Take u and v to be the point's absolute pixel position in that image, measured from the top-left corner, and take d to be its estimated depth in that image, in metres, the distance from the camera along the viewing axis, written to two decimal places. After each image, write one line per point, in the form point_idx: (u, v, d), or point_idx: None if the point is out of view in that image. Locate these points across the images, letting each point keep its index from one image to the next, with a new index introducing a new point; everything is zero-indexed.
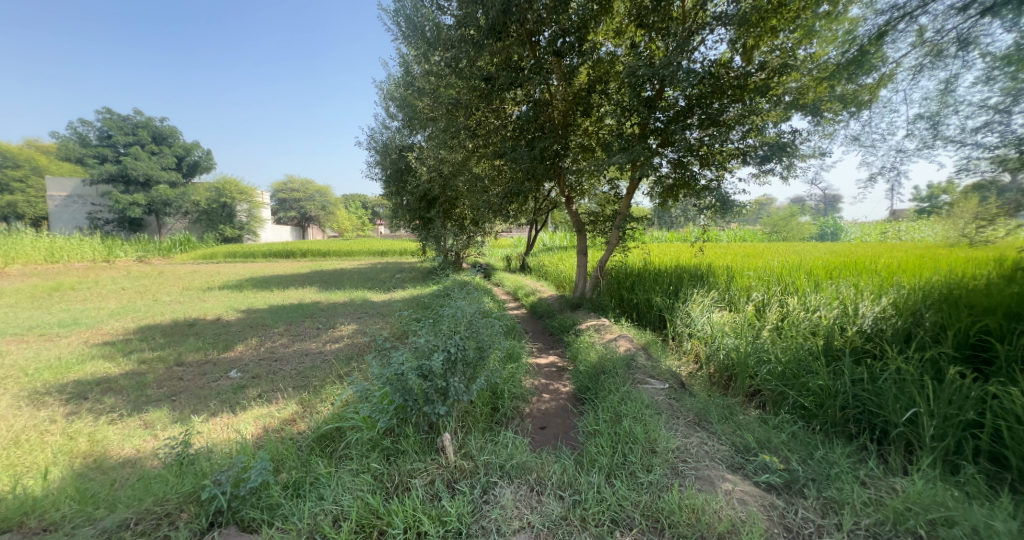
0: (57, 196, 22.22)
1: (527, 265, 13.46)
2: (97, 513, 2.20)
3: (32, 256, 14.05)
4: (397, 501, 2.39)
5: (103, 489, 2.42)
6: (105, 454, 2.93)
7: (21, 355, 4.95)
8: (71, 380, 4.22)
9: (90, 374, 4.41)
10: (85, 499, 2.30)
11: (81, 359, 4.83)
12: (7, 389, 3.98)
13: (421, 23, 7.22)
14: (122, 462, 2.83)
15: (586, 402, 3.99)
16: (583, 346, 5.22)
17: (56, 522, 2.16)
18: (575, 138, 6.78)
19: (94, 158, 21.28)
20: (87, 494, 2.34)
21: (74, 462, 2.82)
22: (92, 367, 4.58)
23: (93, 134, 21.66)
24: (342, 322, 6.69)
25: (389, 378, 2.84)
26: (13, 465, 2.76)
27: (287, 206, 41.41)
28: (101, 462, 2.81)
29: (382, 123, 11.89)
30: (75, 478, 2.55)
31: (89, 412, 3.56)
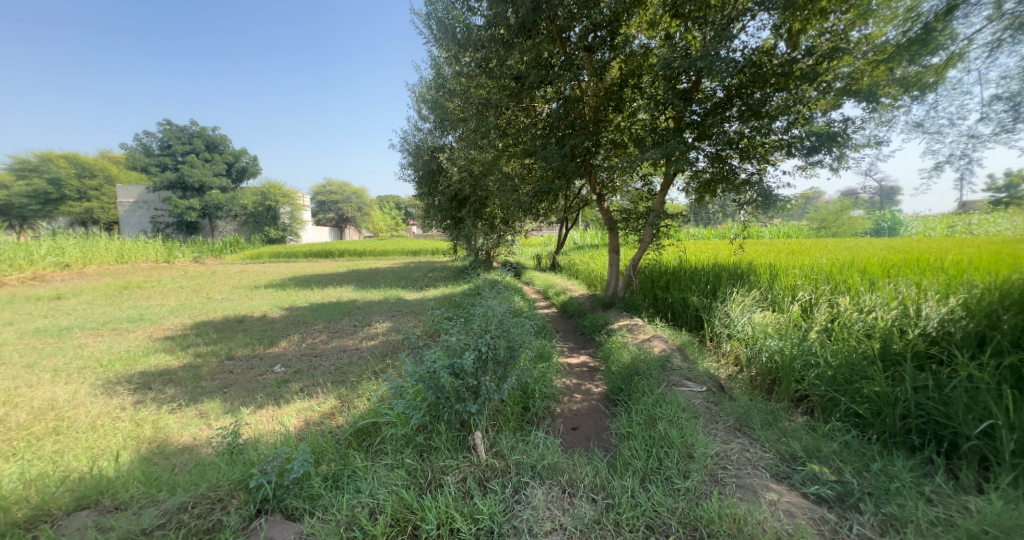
0: (126, 203, 24.51)
1: (557, 263, 13.38)
2: (159, 495, 2.33)
3: (108, 256, 15.23)
4: (430, 497, 2.41)
5: (165, 473, 2.57)
6: (166, 440, 3.12)
7: (95, 347, 5.39)
8: (137, 371, 4.53)
9: (153, 365, 4.73)
10: (150, 482, 2.44)
11: (146, 352, 5.19)
12: (84, 378, 4.34)
13: (451, 25, 7.24)
14: (181, 449, 3.00)
15: (618, 404, 3.92)
16: (616, 346, 5.13)
17: (126, 502, 2.31)
18: (606, 133, 6.71)
19: (156, 166, 22.90)
20: (151, 477, 2.49)
21: (140, 447, 3.02)
22: (154, 360, 4.91)
23: (156, 144, 23.22)
24: (377, 320, 6.88)
25: (422, 377, 2.89)
26: (90, 448, 2.98)
27: (326, 208, 43.08)
28: (163, 448, 3.00)
29: (414, 125, 12.10)
30: (141, 462, 2.73)
31: (152, 401, 3.81)
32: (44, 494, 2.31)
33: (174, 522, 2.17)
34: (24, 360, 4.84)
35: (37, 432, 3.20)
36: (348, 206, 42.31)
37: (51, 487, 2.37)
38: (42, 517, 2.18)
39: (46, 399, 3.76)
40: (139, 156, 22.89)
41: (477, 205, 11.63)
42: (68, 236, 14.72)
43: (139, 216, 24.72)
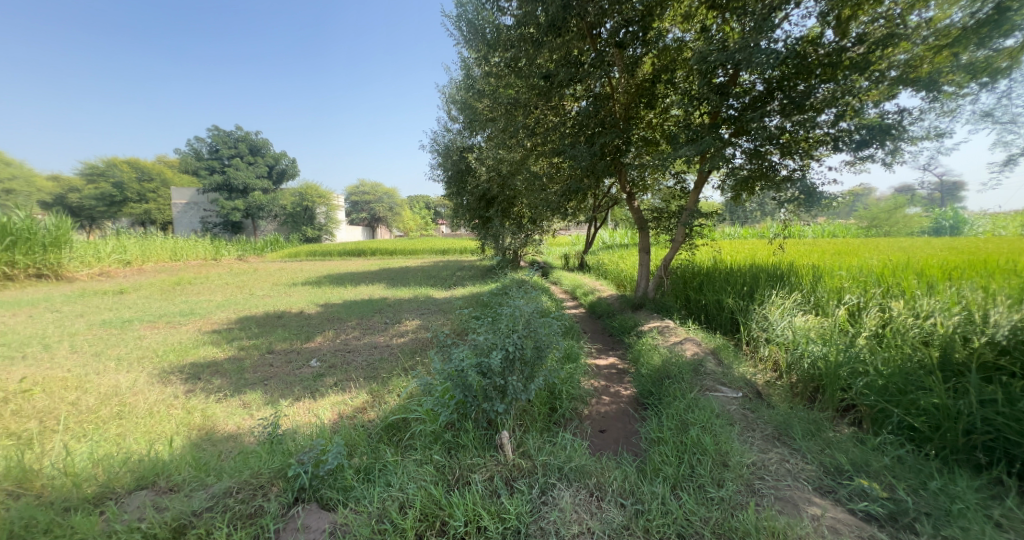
0: (179, 204, 26.18)
1: (585, 263, 13.24)
2: (208, 480, 2.44)
3: (164, 254, 16.24)
4: (458, 494, 2.42)
5: (212, 459, 2.69)
6: (214, 428, 3.28)
7: (152, 338, 5.75)
8: (188, 362, 4.80)
9: (201, 357, 5.00)
10: (199, 467, 2.56)
11: (196, 344, 5.49)
12: (142, 366, 4.64)
13: (481, 25, 7.27)
14: (226, 437, 3.15)
15: (648, 408, 3.82)
16: (646, 349, 5.01)
17: (179, 484, 2.43)
18: (637, 131, 6.64)
19: (206, 170, 24.22)
20: (200, 462, 2.62)
21: (191, 433, 3.18)
22: (203, 352, 5.18)
23: (206, 149, 24.51)
24: (407, 317, 7.00)
25: (450, 375, 2.92)
26: (148, 432, 3.17)
27: (359, 208, 44.33)
28: (210, 435, 3.14)
29: (444, 126, 12.27)
30: (192, 448, 2.87)
31: (201, 391, 4.01)
32: (108, 472, 2.46)
33: (220, 506, 2.26)
34: (90, 349, 5.21)
35: (103, 415, 3.43)
36: (381, 206, 43.33)
37: (114, 466, 2.53)
38: (107, 494, 2.32)
39: (110, 386, 4.03)
40: (191, 160, 24.28)
41: (505, 204, 11.64)
42: (129, 235, 15.83)
43: (190, 216, 26.28)
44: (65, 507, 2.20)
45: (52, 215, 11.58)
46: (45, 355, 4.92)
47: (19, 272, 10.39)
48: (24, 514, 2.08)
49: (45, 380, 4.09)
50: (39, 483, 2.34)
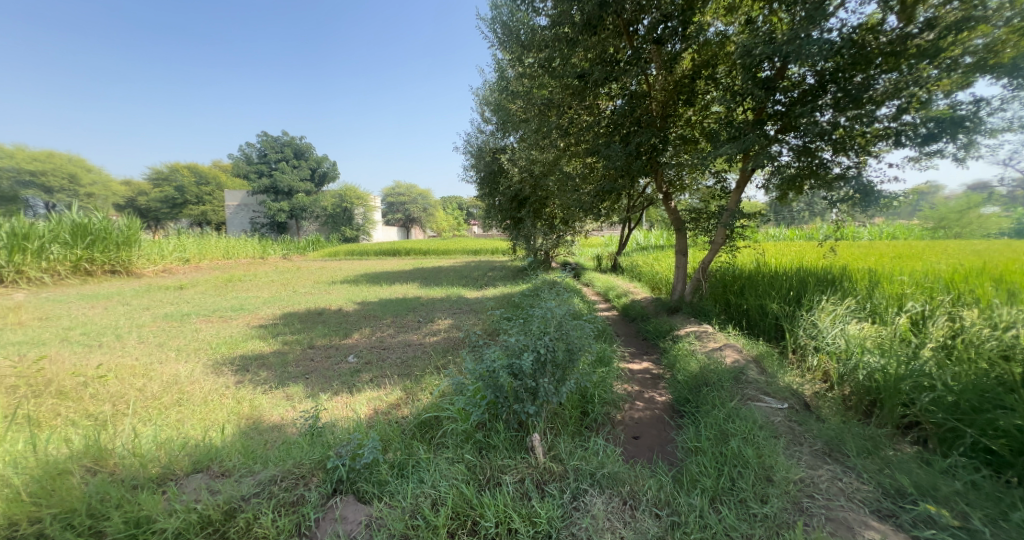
0: (231, 206, 27.83)
1: (619, 265, 12.99)
2: (255, 467, 2.53)
3: (217, 252, 17.26)
4: (489, 495, 2.40)
5: (260, 447, 2.81)
6: (260, 417, 3.43)
7: (206, 331, 6.11)
8: (238, 354, 5.07)
9: (250, 349, 5.26)
10: (248, 455, 2.68)
11: (245, 337, 5.78)
12: (198, 357, 4.93)
13: (515, 27, 7.28)
14: (272, 426, 3.28)
15: (685, 415, 3.68)
16: (682, 354, 4.83)
17: (230, 470, 2.54)
18: (675, 129, 6.47)
19: (255, 174, 25.59)
20: (249, 450, 2.73)
21: (240, 422, 3.34)
22: (251, 345, 5.45)
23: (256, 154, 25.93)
24: (440, 316, 7.09)
25: (481, 375, 2.93)
26: (203, 419, 3.35)
27: (395, 209, 45.50)
28: (257, 424, 3.29)
29: (477, 128, 12.39)
30: (241, 436, 3.01)
31: (249, 382, 4.21)
32: (169, 455, 2.60)
33: (266, 493, 2.35)
34: (153, 340, 5.59)
35: (165, 401, 3.66)
36: (415, 207, 44.26)
37: (175, 450, 2.67)
38: (168, 475, 2.45)
39: (171, 374, 4.31)
40: (242, 164, 25.73)
41: (537, 205, 11.59)
42: (190, 234, 16.97)
43: (241, 217, 27.84)
44: (133, 484, 2.33)
45: (122, 216, 12.57)
46: (115, 344, 5.32)
47: (94, 268, 11.33)
48: (99, 490, 2.20)
49: (116, 367, 4.42)
50: (112, 462, 2.47)
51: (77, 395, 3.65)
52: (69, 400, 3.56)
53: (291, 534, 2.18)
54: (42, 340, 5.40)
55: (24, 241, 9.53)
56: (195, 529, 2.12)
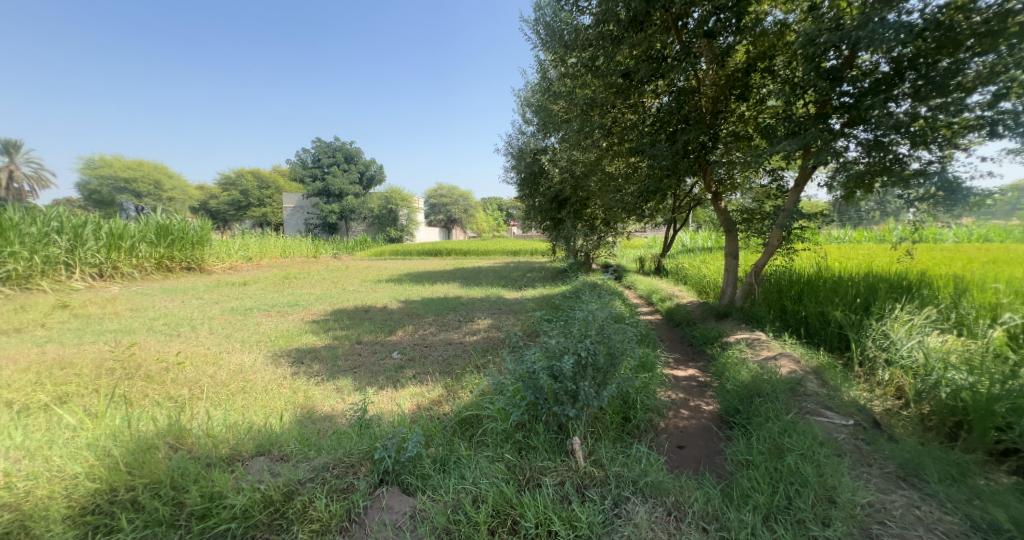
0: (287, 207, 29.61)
1: (663, 267, 12.57)
2: (310, 453, 2.65)
3: (276, 251, 18.41)
4: (528, 495, 2.38)
5: (314, 435, 2.93)
6: (313, 407, 3.59)
7: (265, 325, 6.51)
8: (293, 347, 5.36)
9: (304, 343, 5.55)
10: (303, 441, 2.81)
11: (299, 331, 6.10)
12: (259, 349, 5.26)
13: (558, 27, 7.22)
14: (324, 416, 3.42)
15: (734, 427, 3.48)
16: (732, 363, 4.58)
17: (288, 454, 2.67)
18: (727, 126, 6.17)
19: (310, 178, 27.04)
20: (304, 437, 2.87)
21: (296, 410, 3.52)
22: (305, 338, 5.74)
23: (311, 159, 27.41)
24: (479, 316, 7.17)
25: (520, 376, 2.91)
26: (264, 406, 3.56)
27: (437, 210, 46.53)
28: (311, 414, 3.44)
29: (518, 129, 12.43)
30: (297, 423, 3.16)
31: (303, 374, 4.43)
32: (236, 438, 2.78)
33: (320, 478, 2.44)
34: (221, 331, 6.02)
35: (232, 388, 3.92)
36: (455, 208, 45.07)
37: (241, 433, 2.85)
38: (236, 456, 2.61)
39: (236, 363, 4.62)
40: (298, 168, 27.29)
41: (577, 206, 11.44)
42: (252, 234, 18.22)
43: (296, 218, 29.55)
44: (207, 462, 2.49)
45: (197, 217, 13.69)
46: (190, 334, 5.79)
47: (174, 265, 12.41)
48: (181, 465, 2.37)
49: (191, 355, 4.80)
50: (190, 441, 2.66)
51: (161, 379, 3.99)
52: (155, 382, 3.90)
53: (342, 519, 2.25)
54: (132, 328, 5.97)
55: (119, 240, 10.62)
56: (259, 508, 2.24)
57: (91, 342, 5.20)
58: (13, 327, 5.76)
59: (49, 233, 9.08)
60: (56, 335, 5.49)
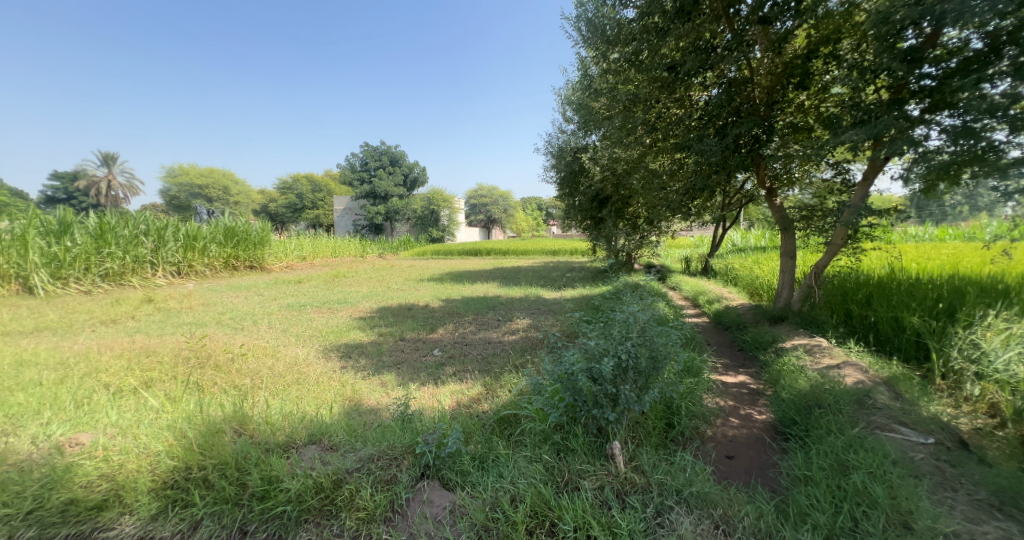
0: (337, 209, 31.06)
1: (711, 267, 12.01)
2: (357, 444, 2.71)
3: (326, 250, 19.33)
4: (567, 497, 2.31)
5: (360, 427, 3.01)
6: (360, 400, 3.70)
7: (317, 320, 6.83)
8: (342, 342, 5.57)
9: (351, 338, 5.76)
10: (351, 432, 2.88)
11: (347, 327, 6.34)
12: (311, 343, 5.52)
13: (600, 22, 7.06)
14: (370, 409, 3.51)
15: (791, 439, 3.23)
16: (789, 370, 4.26)
17: (337, 444, 2.75)
18: (784, 117, 5.77)
19: (358, 181, 28.22)
20: (352, 428, 2.95)
21: (344, 402, 3.63)
22: (353, 334, 5.95)
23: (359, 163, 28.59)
24: (517, 315, 7.15)
25: (559, 377, 2.84)
26: (315, 397, 3.71)
27: (477, 211, 47.09)
28: (358, 406, 3.54)
29: (559, 128, 12.33)
30: (345, 415, 3.26)
31: (351, 368, 4.58)
32: (291, 426, 2.90)
33: (365, 469, 2.49)
34: (278, 326, 6.37)
35: (287, 379, 4.11)
36: (495, 208, 45.46)
37: (296, 422, 2.97)
38: (290, 443, 2.73)
39: (291, 356, 4.86)
40: (347, 172, 28.54)
41: (619, 204, 11.16)
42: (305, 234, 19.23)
43: (345, 220, 30.93)
44: (266, 447, 2.62)
45: (258, 219, 14.64)
46: (252, 328, 6.16)
47: (238, 264, 13.34)
48: (244, 449, 2.50)
49: (253, 347, 5.11)
50: (251, 427, 2.81)
51: (227, 368, 4.27)
52: (221, 372, 4.18)
53: (386, 509, 2.29)
54: (203, 321, 6.44)
55: (193, 240, 11.55)
56: (311, 493, 2.31)
57: (170, 333, 5.66)
58: (108, 318, 6.38)
59: (140, 235, 9.98)
60: (142, 326, 6.03)
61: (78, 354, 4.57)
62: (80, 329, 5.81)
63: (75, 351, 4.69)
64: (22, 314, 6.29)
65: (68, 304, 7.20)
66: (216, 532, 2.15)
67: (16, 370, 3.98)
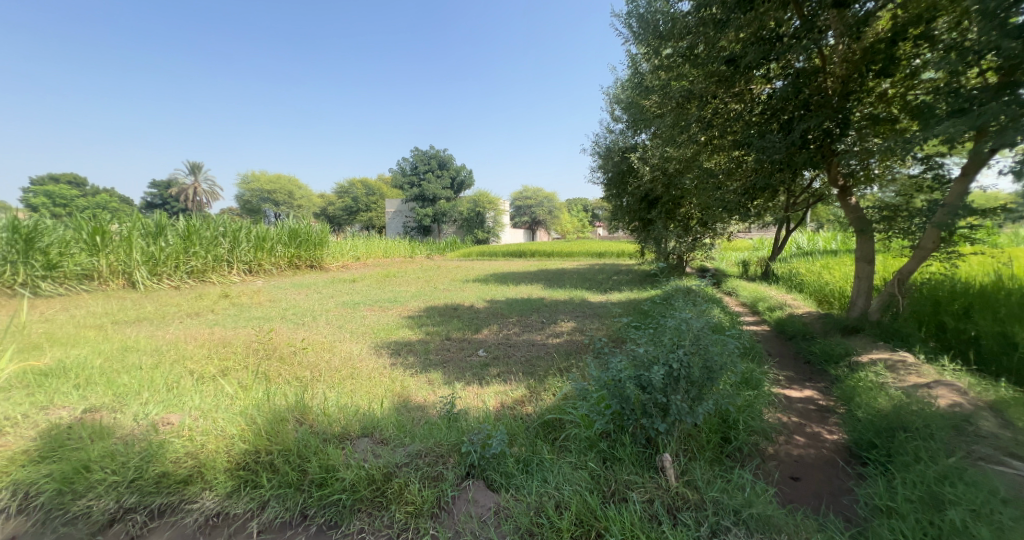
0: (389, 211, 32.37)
1: (772, 272, 11.22)
2: (406, 440, 2.74)
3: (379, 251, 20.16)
4: (614, 508, 2.19)
5: (409, 423, 3.03)
6: (409, 397, 3.75)
7: (369, 318, 7.09)
8: (392, 340, 5.73)
9: (401, 336, 5.90)
10: (400, 428, 2.92)
11: (397, 325, 6.52)
12: (364, 339, 5.71)
13: (652, 17, 6.76)
14: (417, 406, 3.55)
15: (870, 464, 2.89)
16: (867, 386, 3.83)
17: (387, 438, 2.79)
18: (861, 108, 5.23)
19: (409, 184, 29.23)
20: (401, 424, 2.98)
21: (393, 398, 3.70)
22: (402, 332, 6.11)
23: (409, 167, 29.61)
24: (562, 318, 7.03)
25: (606, 383, 2.70)
26: (368, 392, 3.82)
27: (523, 212, 47.22)
28: (407, 403, 3.60)
29: (607, 127, 12.05)
30: (395, 410, 3.32)
31: (401, 365, 4.69)
32: (346, 419, 2.97)
33: (414, 464, 2.49)
34: (334, 322, 6.68)
35: (342, 373, 4.27)
36: (540, 210, 45.35)
37: (350, 414, 3.06)
38: (345, 435, 2.80)
39: (346, 351, 5.06)
40: (398, 176, 29.64)
41: (670, 205, 10.70)
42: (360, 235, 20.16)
43: (397, 222, 32.12)
44: (324, 437, 2.71)
45: (318, 222, 15.52)
46: (312, 323, 6.51)
47: (300, 263, 14.23)
48: (305, 437, 2.59)
49: (312, 341, 5.37)
50: (311, 417, 2.92)
51: (290, 360, 4.51)
52: (285, 363, 4.42)
53: (433, 505, 2.28)
54: (270, 316, 6.90)
55: (263, 241, 12.45)
56: (364, 484, 2.35)
57: (242, 326, 6.10)
58: (192, 311, 7.01)
59: (218, 236, 10.90)
60: (220, 319, 6.56)
61: (168, 342, 5.04)
62: (171, 320, 6.43)
63: (166, 339, 5.17)
64: (125, 305, 7.07)
65: (161, 297, 8.00)
66: (280, 514, 2.24)
67: (121, 354, 4.45)
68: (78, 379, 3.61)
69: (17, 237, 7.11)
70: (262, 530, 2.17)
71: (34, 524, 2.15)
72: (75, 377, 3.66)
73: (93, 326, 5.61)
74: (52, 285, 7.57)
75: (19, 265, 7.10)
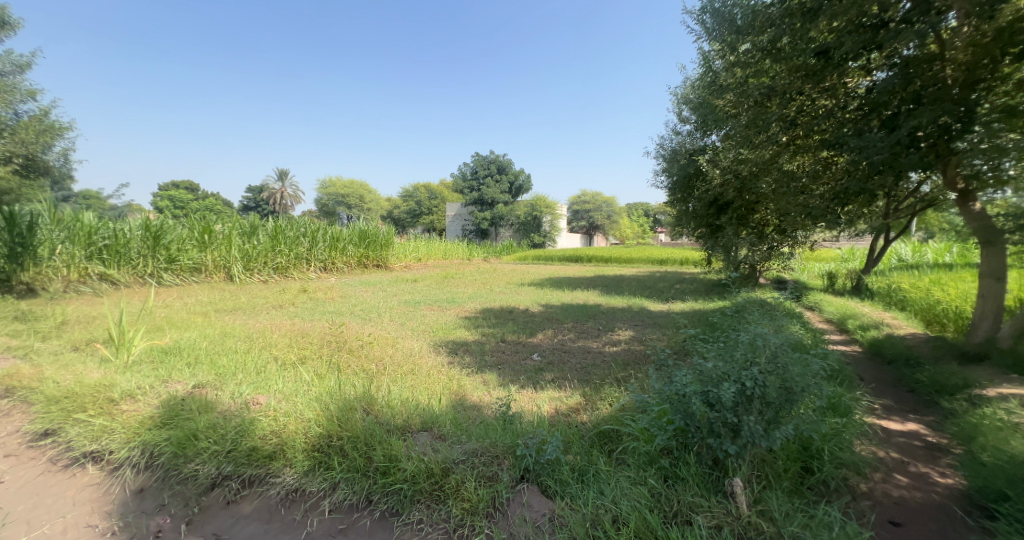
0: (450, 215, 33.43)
1: (863, 286, 10.02)
2: (463, 437, 2.73)
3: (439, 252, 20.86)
4: (677, 530, 2.01)
5: (466, 422, 3.03)
6: (465, 395, 3.77)
7: (429, 316, 7.31)
8: (451, 339, 5.84)
9: (458, 336, 6.00)
10: (458, 426, 2.92)
11: (455, 325, 6.65)
12: (423, 337, 5.87)
13: (727, 10, 6.33)
14: (473, 405, 3.56)
15: (999, 518, 2.41)
16: (992, 426, 3.24)
17: (445, 434, 2.80)
18: (992, 98, 4.46)
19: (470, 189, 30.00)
20: (458, 422, 2.98)
21: (450, 395, 3.74)
22: (459, 332, 6.20)
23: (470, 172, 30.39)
24: (620, 326, 6.78)
25: (669, 397, 2.50)
26: (426, 387, 3.89)
27: (580, 217, 46.57)
28: (463, 401, 3.61)
29: (673, 129, 11.51)
30: (453, 408, 3.35)
31: (458, 364, 4.74)
32: (408, 412, 3.03)
33: (470, 462, 2.45)
34: (397, 319, 6.96)
35: (403, 368, 4.40)
36: (598, 214, 44.48)
37: (411, 408, 3.11)
38: (406, 427, 2.84)
39: (408, 348, 5.22)
40: (459, 181, 30.53)
41: (743, 210, 9.94)
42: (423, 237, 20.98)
43: (457, 225, 33.10)
44: (388, 428, 2.78)
45: (385, 223, 16.37)
46: (377, 319, 6.82)
47: (369, 263, 15.08)
48: (371, 427, 2.66)
49: (377, 336, 5.62)
50: (378, 408, 3.00)
51: (357, 353, 4.74)
52: (353, 355, 4.65)
53: (488, 505, 2.23)
54: (340, 311, 7.35)
55: (336, 241, 13.36)
56: (423, 477, 2.35)
57: (316, 319, 6.55)
58: (276, 303, 7.67)
59: (300, 236, 11.87)
60: (298, 312, 7.10)
61: (257, 330, 5.54)
62: (259, 310, 7.09)
63: (256, 328, 5.68)
64: (224, 295, 7.92)
65: (253, 290, 8.86)
66: (349, 496, 2.31)
67: (221, 338, 4.95)
68: (189, 358, 4.06)
69: (149, 234, 8.34)
70: (332, 510, 2.25)
71: (158, 480, 2.45)
72: (187, 356, 4.12)
73: (200, 313, 6.35)
74: (171, 277, 8.68)
75: (148, 259, 8.33)
